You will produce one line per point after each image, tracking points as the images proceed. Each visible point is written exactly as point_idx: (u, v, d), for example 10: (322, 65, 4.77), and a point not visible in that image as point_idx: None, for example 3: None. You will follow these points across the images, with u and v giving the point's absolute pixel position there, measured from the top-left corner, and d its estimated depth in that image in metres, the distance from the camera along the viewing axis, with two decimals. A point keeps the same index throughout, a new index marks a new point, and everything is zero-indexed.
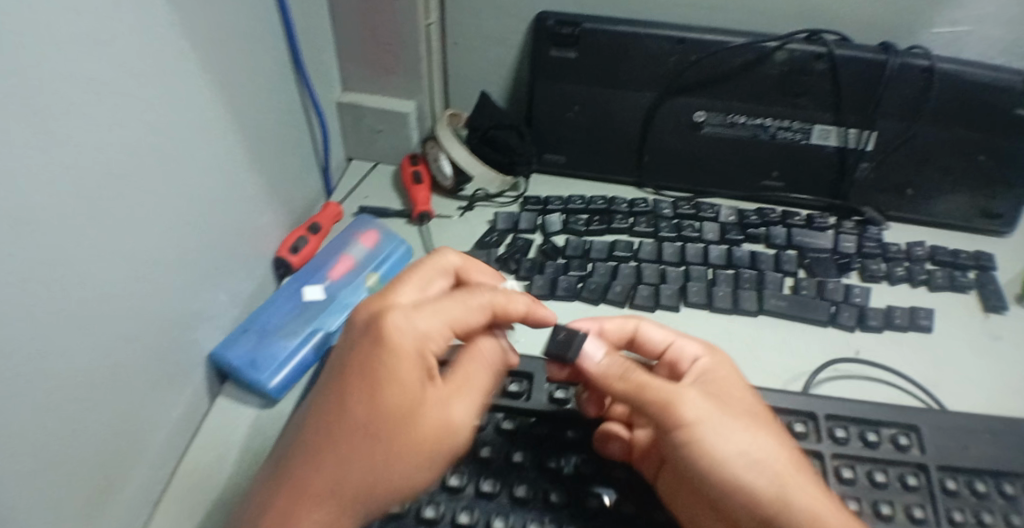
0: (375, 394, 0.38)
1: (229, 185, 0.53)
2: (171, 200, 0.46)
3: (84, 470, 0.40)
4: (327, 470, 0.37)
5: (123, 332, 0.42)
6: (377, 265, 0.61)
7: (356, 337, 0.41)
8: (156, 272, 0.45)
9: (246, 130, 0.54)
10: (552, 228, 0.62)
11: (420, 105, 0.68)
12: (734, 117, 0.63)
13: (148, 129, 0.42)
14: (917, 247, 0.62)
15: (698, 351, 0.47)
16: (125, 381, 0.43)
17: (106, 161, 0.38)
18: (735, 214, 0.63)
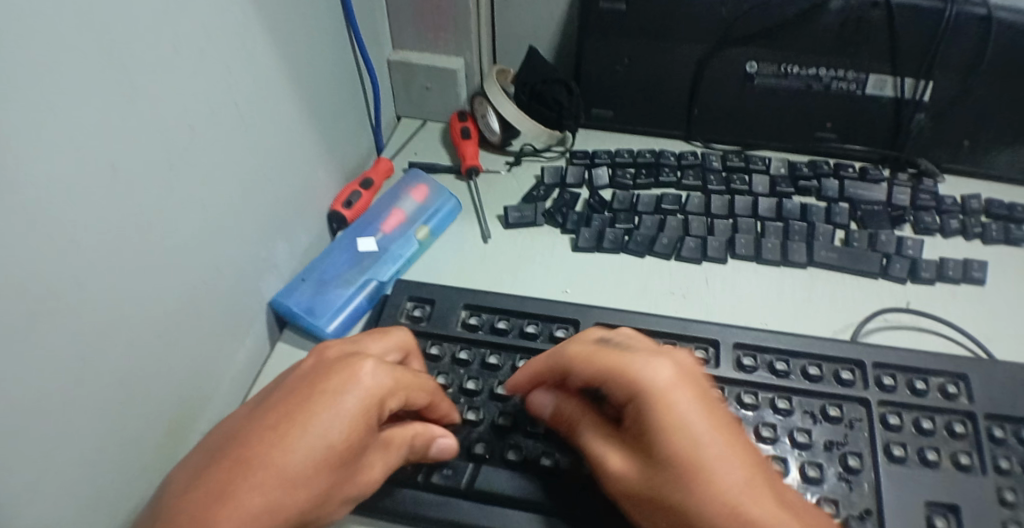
0: (316, 439, 0.37)
1: (287, 140, 0.55)
2: (234, 153, 0.48)
3: (155, 401, 0.43)
4: (249, 506, 0.35)
5: (187, 276, 0.45)
6: (427, 219, 0.62)
7: (306, 381, 0.40)
8: (222, 221, 0.48)
9: (303, 87, 0.56)
10: (600, 182, 0.63)
11: (468, 61, 0.69)
12: (788, 68, 0.62)
13: (206, 82, 0.44)
14: (972, 200, 0.61)
15: (647, 383, 0.38)
16: (190, 322, 0.46)
17: (174, 113, 0.41)
18: (785, 167, 0.63)
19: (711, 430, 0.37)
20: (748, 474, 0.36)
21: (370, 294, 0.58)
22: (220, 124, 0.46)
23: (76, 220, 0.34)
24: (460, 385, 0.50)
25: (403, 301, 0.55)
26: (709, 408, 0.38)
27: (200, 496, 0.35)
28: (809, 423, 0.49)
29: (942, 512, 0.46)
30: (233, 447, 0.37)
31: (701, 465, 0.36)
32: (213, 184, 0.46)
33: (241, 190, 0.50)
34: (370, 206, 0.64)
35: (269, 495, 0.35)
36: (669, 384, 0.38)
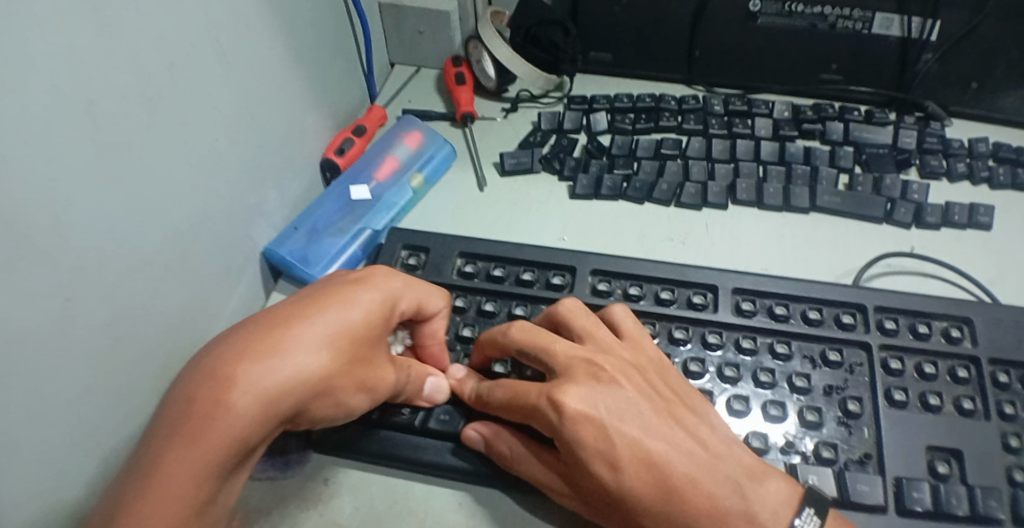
0: (338, 316, 0.38)
1: (274, 85, 0.53)
2: (217, 94, 0.46)
3: (144, 351, 0.42)
4: (270, 365, 0.35)
5: (171, 226, 0.43)
6: (422, 166, 0.61)
7: (329, 282, 0.41)
8: (207, 167, 0.46)
9: (288, 29, 0.53)
10: (598, 127, 0.61)
11: (462, 3, 0.66)
12: (793, 6, 0.59)
13: (183, 22, 0.41)
14: (980, 143, 0.60)
15: (553, 415, 0.39)
16: (176, 273, 0.44)
17: (150, 48, 0.39)
18: (789, 110, 0.61)
19: (629, 451, 0.38)
20: (681, 477, 0.37)
21: (364, 242, 0.57)
22: (201, 62, 0.44)
23: (48, 159, 0.33)
24: (456, 332, 0.50)
25: (397, 249, 0.54)
26: (628, 422, 0.39)
27: (224, 356, 0.35)
28: (808, 368, 0.48)
29: (944, 457, 0.46)
30: (260, 321, 0.38)
31: (625, 485, 0.38)
32: (197, 127, 0.44)
33: (225, 136, 0.48)
34: (362, 154, 0.62)
35: (291, 357, 0.36)
36: (579, 418, 0.38)
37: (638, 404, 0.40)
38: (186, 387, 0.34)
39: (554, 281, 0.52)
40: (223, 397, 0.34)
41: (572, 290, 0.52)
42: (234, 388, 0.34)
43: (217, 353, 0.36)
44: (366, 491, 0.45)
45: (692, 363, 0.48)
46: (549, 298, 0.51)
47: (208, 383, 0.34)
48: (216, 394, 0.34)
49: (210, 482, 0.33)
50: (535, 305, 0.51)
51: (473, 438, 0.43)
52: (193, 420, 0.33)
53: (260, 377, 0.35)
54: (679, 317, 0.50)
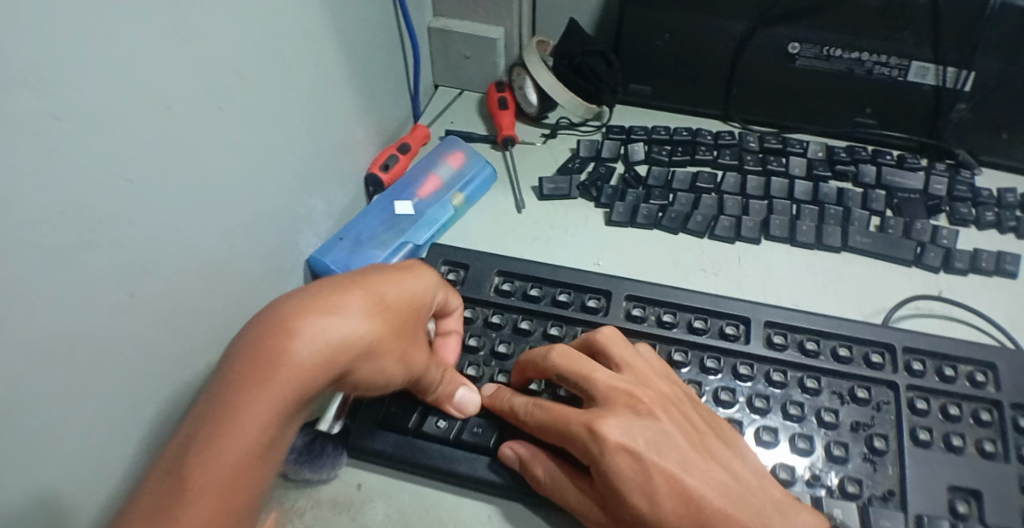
0: (388, 286, 0.41)
1: (328, 101, 0.55)
2: (277, 105, 0.48)
3: (194, 350, 0.43)
4: (327, 319, 0.37)
5: (225, 230, 0.45)
6: (463, 185, 0.62)
7: (376, 263, 0.45)
8: (263, 174, 0.48)
9: (343, 49, 0.56)
10: (636, 157, 0.63)
11: (508, 31, 0.68)
12: (830, 50, 0.62)
13: (252, 40, 0.44)
14: (1008, 194, 0.61)
15: (590, 441, 0.40)
16: (227, 276, 0.46)
17: (222, 60, 0.41)
18: (823, 151, 0.63)
19: (664, 483, 0.39)
20: (713, 510, 0.38)
21: (406, 257, 0.58)
22: (265, 76, 0.46)
23: (122, 163, 0.35)
24: (492, 349, 0.51)
25: (438, 264, 0.56)
26: (664, 454, 0.40)
27: (283, 311, 0.37)
28: (836, 404, 0.49)
29: (963, 496, 0.46)
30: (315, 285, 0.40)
31: (659, 516, 0.39)
32: (257, 137, 0.47)
33: (281, 147, 0.50)
34: (405, 170, 0.64)
35: (347, 314, 0.38)
36: (616, 447, 0.40)
37: (673, 438, 0.41)
38: (248, 338, 0.36)
39: (590, 304, 0.53)
40: (285, 344, 0.35)
41: (606, 314, 0.53)
42: (295, 338, 0.35)
43: (275, 309, 0.37)
44: (399, 499, 0.46)
45: (721, 392, 0.49)
46: (585, 321, 0.52)
47: (275, 332, 0.35)
48: (277, 341, 0.35)
49: (274, 426, 0.34)
50: (570, 327, 0.52)
51: (509, 457, 0.45)
52: (260, 364, 0.34)
53: (319, 328, 0.36)
54: (709, 346, 0.51)
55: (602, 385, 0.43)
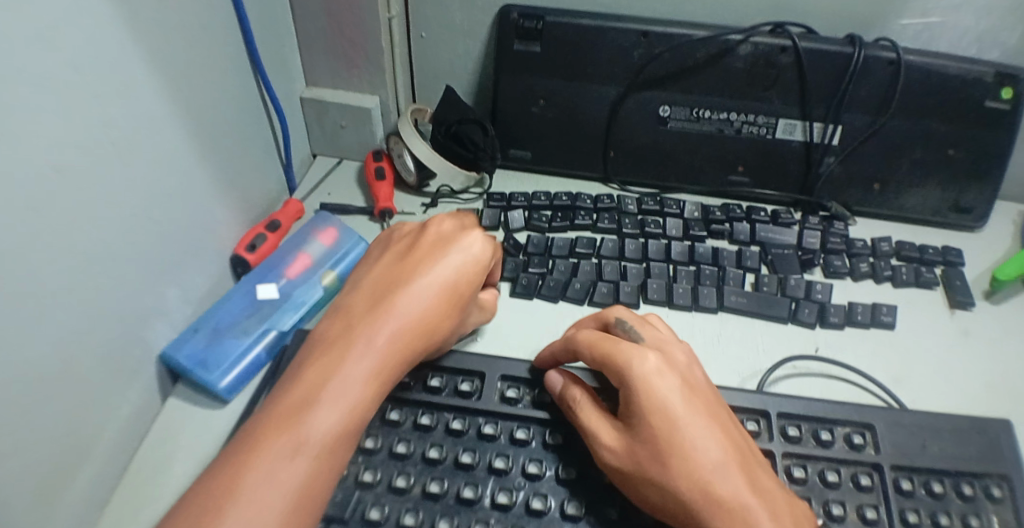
0: (409, 309, 0.44)
1: (195, 177, 0.53)
2: (127, 194, 0.45)
3: (28, 472, 0.38)
4: (355, 353, 0.41)
5: (72, 328, 0.41)
6: (334, 263, 0.61)
7: (388, 273, 0.47)
8: (111, 269, 0.44)
9: (210, 126, 0.54)
10: (514, 225, 0.63)
11: (383, 99, 0.70)
12: (699, 112, 0.65)
13: (103, 123, 0.41)
14: (883, 243, 0.64)
15: (634, 372, 0.41)
16: (76, 378, 0.42)
17: (68, 145, 0.38)
18: (699, 210, 0.65)
19: (665, 424, 0.40)
20: (716, 467, 0.39)
21: (268, 345, 0.55)
22: (120, 159, 0.43)
23: None
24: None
25: (301, 353, 0.51)
26: (683, 398, 0.41)
27: (320, 352, 0.42)
28: None
29: None
30: (344, 317, 0.44)
31: (661, 463, 0.39)
32: (109, 223, 0.43)
33: (135, 235, 0.46)
34: (274, 249, 0.62)
35: (366, 341, 0.42)
36: (649, 385, 0.41)
37: (695, 375, 0.44)
38: (298, 373, 0.41)
39: (461, 388, 0.48)
40: (333, 379, 0.40)
41: (480, 398, 0.48)
42: (337, 373, 0.40)
43: (315, 347, 0.42)
44: None
45: (600, 473, 0.44)
46: (455, 406, 0.47)
47: (211, 506, 0.34)
48: (327, 378, 0.40)
49: None
50: (440, 415, 0.47)
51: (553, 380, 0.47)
52: (324, 403, 0.39)
53: (354, 360, 0.41)
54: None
55: (681, 358, 0.44)
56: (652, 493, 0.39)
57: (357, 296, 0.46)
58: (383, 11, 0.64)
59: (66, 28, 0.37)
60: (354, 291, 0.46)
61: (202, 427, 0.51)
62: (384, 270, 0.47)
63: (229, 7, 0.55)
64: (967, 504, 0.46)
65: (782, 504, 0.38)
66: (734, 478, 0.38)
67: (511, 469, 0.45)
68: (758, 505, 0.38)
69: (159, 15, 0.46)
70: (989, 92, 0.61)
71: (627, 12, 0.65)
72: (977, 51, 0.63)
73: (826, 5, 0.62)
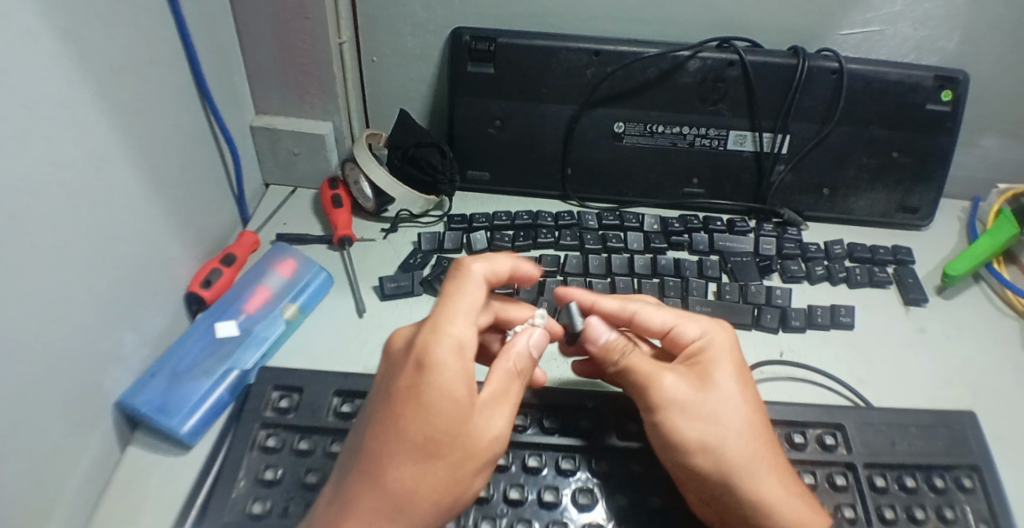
0: (438, 395, 0.36)
1: (147, 214, 0.51)
2: (79, 234, 0.43)
3: None
4: (483, 437, 0.37)
5: (26, 381, 0.39)
6: (296, 294, 0.60)
7: (467, 305, 0.39)
8: (64, 316, 0.42)
9: (161, 160, 0.53)
10: (477, 246, 0.63)
11: (337, 125, 0.69)
12: (653, 127, 0.66)
13: (52, 165, 0.40)
14: (836, 246, 0.66)
15: (701, 332, 0.47)
16: (29, 434, 0.39)
17: (15, 190, 0.37)
18: (658, 223, 0.66)
19: (735, 384, 0.44)
20: (755, 443, 0.43)
21: (231, 384, 0.53)
22: (70, 200, 0.42)
23: None
24: (300, 481, 0.44)
25: (268, 390, 0.49)
26: (739, 368, 0.46)
27: (455, 425, 0.36)
28: None
29: None
30: (462, 376, 0.37)
31: (730, 417, 0.43)
32: (61, 267, 0.41)
33: (90, 277, 0.44)
34: (231, 284, 0.60)
35: (493, 422, 0.38)
36: (728, 350, 0.46)
37: (717, 352, 0.46)
38: (425, 450, 0.36)
39: None
40: (460, 470, 0.37)
41: None
42: (466, 463, 0.37)
43: (446, 414, 0.36)
44: None
45: (581, 493, 0.44)
46: None
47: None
48: (458, 465, 0.37)
49: None
50: None
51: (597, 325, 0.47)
52: (394, 499, 0.36)
53: (478, 448, 0.37)
54: (567, 445, 0.46)
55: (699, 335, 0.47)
56: (695, 441, 0.42)
57: (458, 344, 0.37)
58: (334, 37, 0.63)
59: (10, 67, 0.36)
60: (447, 337, 0.37)
61: (163, 476, 0.48)
62: (467, 296, 0.40)
63: (177, 38, 0.53)
64: (940, 497, 0.47)
65: (796, 485, 0.42)
66: (744, 455, 0.42)
67: (492, 496, 0.43)
68: (778, 476, 0.42)
69: (107, 49, 0.44)
70: (928, 96, 0.64)
71: (578, 32, 0.66)
72: (915, 58, 0.66)
73: (767, 19, 0.64)
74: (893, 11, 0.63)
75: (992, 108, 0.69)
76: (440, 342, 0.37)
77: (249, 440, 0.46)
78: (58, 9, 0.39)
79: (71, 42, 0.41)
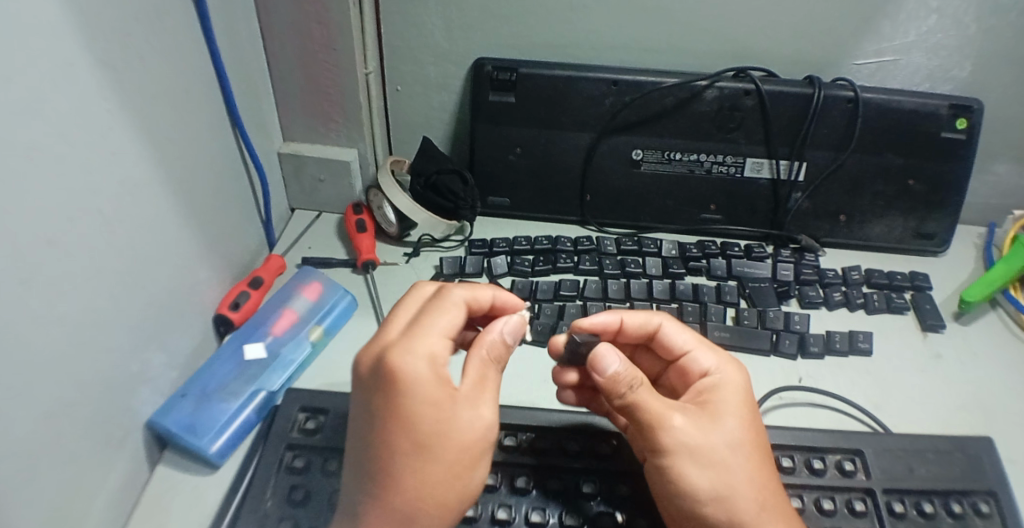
0: (427, 398, 0.37)
1: (179, 237, 0.53)
2: (110, 256, 0.44)
3: None
4: (473, 432, 0.38)
5: (63, 397, 0.40)
6: (321, 318, 0.61)
7: (440, 324, 0.40)
8: (99, 335, 0.44)
9: (193, 185, 0.55)
10: (498, 271, 0.64)
11: (361, 152, 0.71)
12: (670, 154, 0.68)
13: (91, 191, 0.42)
14: (853, 272, 0.67)
15: (715, 366, 0.47)
16: (64, 452, 0.41)
17: (55, 214, 0.39)
18: (676, 248, 0.67)
19: (740, 431, 0.43)
20: (769, 489, 0.42)
21: (258, 405, 0.54)
22: (108, 225, 0.44)
23: None
24: (327, 501, 0.45)
25: (294, 412, 0.50)
26: (747, 412, 0.44)
27: (440, 428, 0.37)
28: None
29: None
30: (430, 376, 0.38)
31: (735, 467, 0.41)
32: (98, 288, 0.43)
33: (120, 298, 0.46)
34: (257, 306, 0.61)
35: (480, 413, 0.39)
36: (743, 392, 0.46)
37: (731, 389, 0.46)
38: (415, 457, 0.37)
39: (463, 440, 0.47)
40: (456, 464, 0.38)
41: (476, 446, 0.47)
42: (461, 457, 0.38)
43: (431, 416, 0.37)
44: None
45: (603, 517, 0.44)
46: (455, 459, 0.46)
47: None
48: (452, 460, 0.37)
49: None
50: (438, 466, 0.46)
51: (607, 358, 0.44)
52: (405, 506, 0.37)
53: (467, 439, 0.38)
54: (590, 469, 0.47)
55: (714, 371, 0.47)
56: (710, 485, 0.41)
57: (423, 351, 0.38)
58: (360, 68, 0.65)
59: (56, 99, 0.38)
60: (410, 348, 0.38)
61: (190, 494, 0.49)
62: (445, 316, 0.41)
63: (209, 67, 0.56)
64: (958, 522, 0.47)
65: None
66: (755, 494, 0.41)
67: (515, 519, 0.44)
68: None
69: (142, 79, 0.47)
70: (943, 124, 0.65)
71: (597, 62, 0.68)
72: (930, 86, 0.67)
73: (781, 49, 0.66)
74: (907, 41, 0.64)
75: (1006, 136, 0.70)
76: (402, 355, 0.38)
77: (276, 460, 0.47)
78: (97, 42, 0.41)
79: (112, 76, 0.43)
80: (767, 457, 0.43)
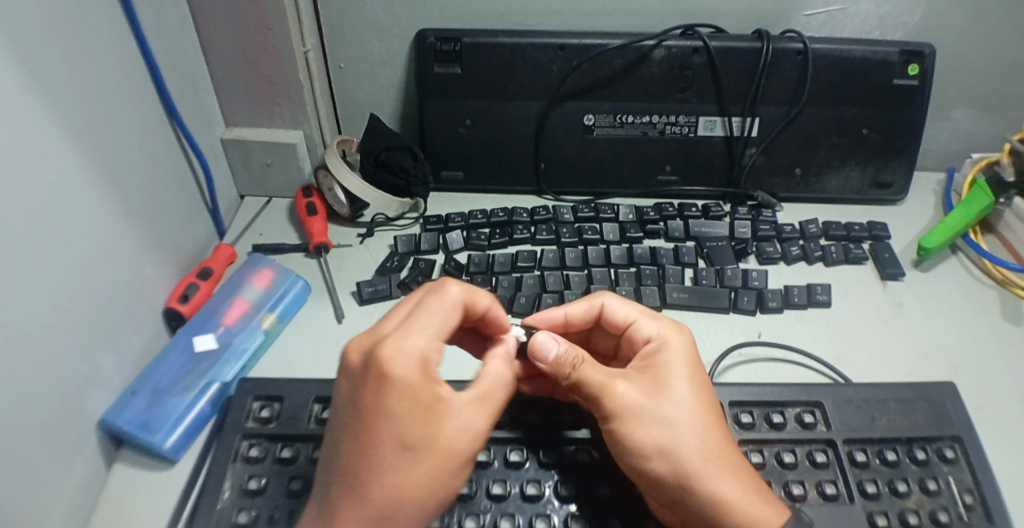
0: (415, 396, 0.36)
1: (122, 233, 0.51)
2: (50, 257, 0.43)
3: None
4: (461, 441, 0.37)
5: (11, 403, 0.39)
6: (273, 305, 0.60)
7: (432, 321, 0.39)
8: (45, 339, 0.42)
9: (132, 178, 0.53)
10: (454, 246, 0.63)
11: (308, 133, 0.69)
12: (622, 118, 0.67)
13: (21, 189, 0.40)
14: (811, 225, 0.66)
15: (656, 331, 0.47)
16: (16, 459, 0.40)
17: None
18: (633, 213, 0.66)
19: (686, 391, 0.43)
20: (718, 443, 0.42)
21: (213, 397, 0.53)
22: (44, 224, 0.42)
23: None
24: (286, 489, 0.44)
25: (248, 402, 0.49)
26: (692, 373, 0.44)
27: (426, 429, 0.36)
28: None
29: None
30: (423, 379, 0.37)
31: (682, 423, 0.42)
32: (40, 290, 0.42)
33: (64, 301, 0.44)
34: (208, 298, 0.60)
35: (470, 421, 0.38)
36: (687, 355, 0.45)
37: (676, 353, 0.45)
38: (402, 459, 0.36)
39: None
40: (440, 470, 0.37)
41: None
42: (445, 462, 0.37)
43: (414, 416, 0.36)
44: None
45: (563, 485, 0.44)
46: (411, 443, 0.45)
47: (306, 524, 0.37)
48: (438, 467, 0.36)
49: None
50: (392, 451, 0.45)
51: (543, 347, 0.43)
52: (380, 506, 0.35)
53: (455, 447, 0.37)
54: (548, 439, 0.46)
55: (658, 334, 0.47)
56: (651, 447, 0.41)
57: (415, 347, 0.37)
58: (298, 46, 0.63)
59: None
60: (403, 342, 0.37)
61: (150, 492, 0.48)
62: (437, 314, 0.40)
63: (139, 54, 0.53)
64: (922, 468, 0.47)
65: (759, 483, 0.41)
66: (700, 452, 0.41)
67: (475, 493, 0.44)
68: (728, 476, 0.40)
69: (69, 69, 0.44)
70: (894, 71, 0.64)
71: (544, 27, 0.66)
72: (880, 34, 0.67)
73: (729, 4, 0.64)
74: None
75: (960, 81, 0.70)
76: (396, 349, 0.37)
77: (232, 450, 0.47)
78: (14, 30, 0.39)
79: (35, 67, 0.41)
80: (716, 416, 0.43)
